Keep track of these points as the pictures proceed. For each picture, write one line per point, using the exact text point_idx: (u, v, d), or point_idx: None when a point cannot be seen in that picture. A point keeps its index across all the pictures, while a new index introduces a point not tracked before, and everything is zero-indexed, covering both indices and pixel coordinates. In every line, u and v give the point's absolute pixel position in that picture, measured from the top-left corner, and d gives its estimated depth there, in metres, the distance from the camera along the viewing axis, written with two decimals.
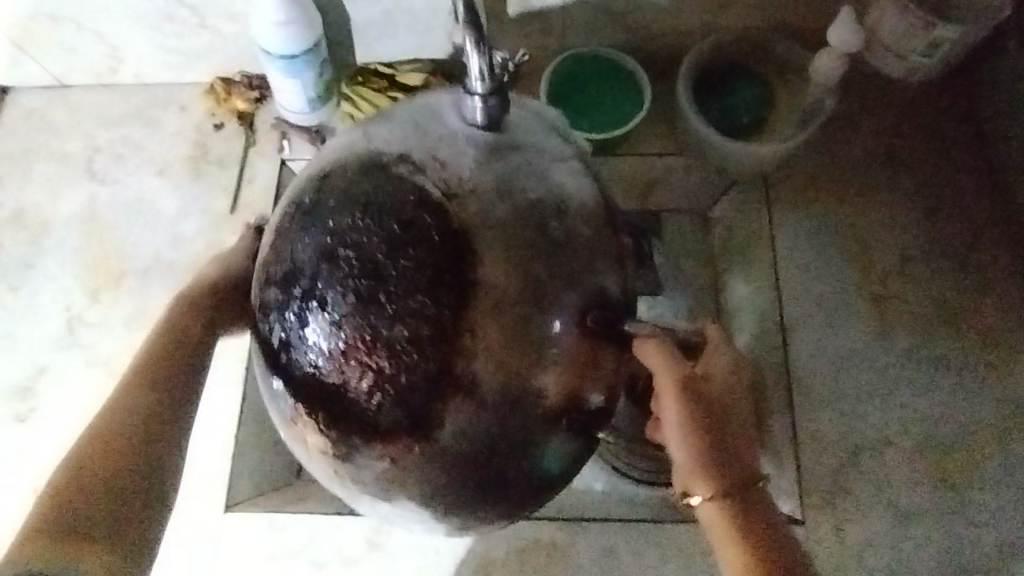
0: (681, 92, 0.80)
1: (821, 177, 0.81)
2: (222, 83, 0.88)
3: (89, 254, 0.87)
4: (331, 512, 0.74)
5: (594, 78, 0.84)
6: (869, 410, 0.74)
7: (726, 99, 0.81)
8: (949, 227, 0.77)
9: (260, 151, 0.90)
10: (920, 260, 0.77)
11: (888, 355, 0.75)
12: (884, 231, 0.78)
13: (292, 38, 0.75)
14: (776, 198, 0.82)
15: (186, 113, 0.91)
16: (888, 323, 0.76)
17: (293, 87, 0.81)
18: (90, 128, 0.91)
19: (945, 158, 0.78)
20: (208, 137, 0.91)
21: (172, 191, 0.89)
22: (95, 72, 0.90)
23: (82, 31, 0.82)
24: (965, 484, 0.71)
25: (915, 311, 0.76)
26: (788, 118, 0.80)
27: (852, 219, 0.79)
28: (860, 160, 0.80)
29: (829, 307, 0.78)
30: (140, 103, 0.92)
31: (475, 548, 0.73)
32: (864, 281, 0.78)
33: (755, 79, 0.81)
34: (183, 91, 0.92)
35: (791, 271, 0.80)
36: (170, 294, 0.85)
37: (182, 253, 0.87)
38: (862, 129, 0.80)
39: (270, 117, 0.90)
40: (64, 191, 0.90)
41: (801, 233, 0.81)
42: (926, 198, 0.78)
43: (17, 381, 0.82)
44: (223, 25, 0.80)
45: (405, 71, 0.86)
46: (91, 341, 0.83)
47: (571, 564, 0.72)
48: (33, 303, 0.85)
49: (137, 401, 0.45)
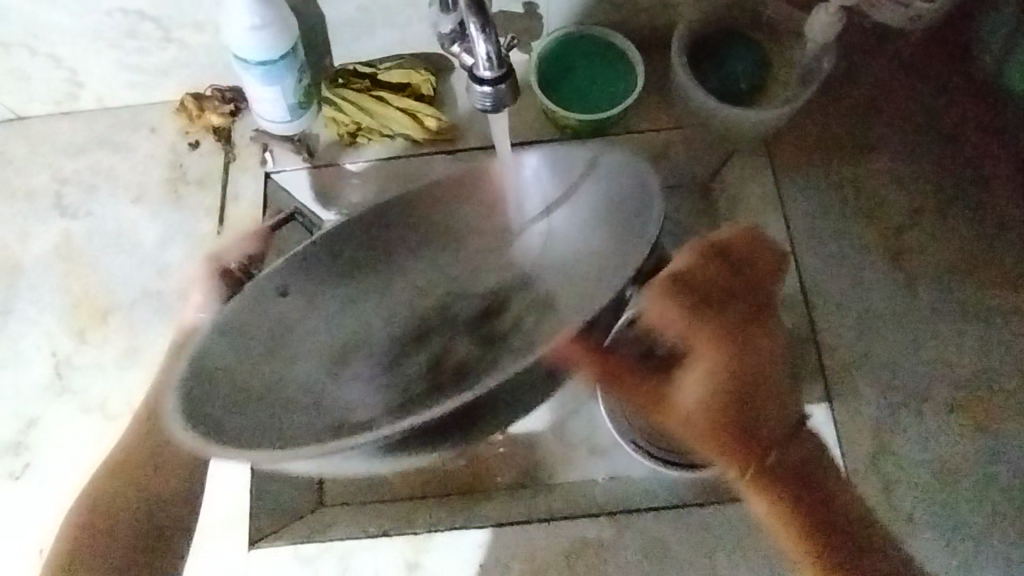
0: (677, 65, 0.77)
1: (823, 135, 0.80)
2: (191, 99, 0.83)
3: (69, 293, 0.81)
4: (367, 537, 0.70)
5: (584, 59, 0.81)
6: (899, 367, 0.73)
7: (721, 66, 0.79)
8: (960, 180, 0.76)
9: (241, 167, 0.85)
10: (931, 213, 0.76)
11: (914, 310, 0.74)
12: (893, 188, 0.78)
13: (267, 42, 0.70)
14: (779, 159, 0.81)
15: (158, 134, 0.86)
16: (911, 276, 0.75)
17: (272, 96, 0.76)
18: (55, 159, 0.86)
19: (947, 108, 0.76)
20: (183, 157, 0.86)
21: (151, 218, 0.84)
22: (54, 99, 0.84)
23: (37, 57, 0.76)
24: (1007, 426, 0.70)
25: (932, 257, 0.75)
26: (786, 79, 0.79)
27: (860, 178, 0.78)
28: (863, 114, 0.79)
29: (847, 267, 0.77)
30: (106, 128, 0.86)
31: (520, 556, 0.70)
32: (877, 238, 0.77)
33: (748, 43, 0.79)
34: (150, 111, 0.87)
35: (806, 231, 0.78)
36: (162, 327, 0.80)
37: (170, 281, 0.82)
38: (867, 79, 0.78)
39: (247, 129, 0.86)
40: (34, 228, 0.84)
41: (808, 194, 0.80)
42: (931, 152, 0.77)
43: (6, 437, 0.76)
44: (190, 36, 0.76)
45: (386, 69, 0.82)
46: (83, 386, 0.78)
47: (621, 560, 0.70)
48: (14, 352, 0.79)
49: (158, 478, 0.65)
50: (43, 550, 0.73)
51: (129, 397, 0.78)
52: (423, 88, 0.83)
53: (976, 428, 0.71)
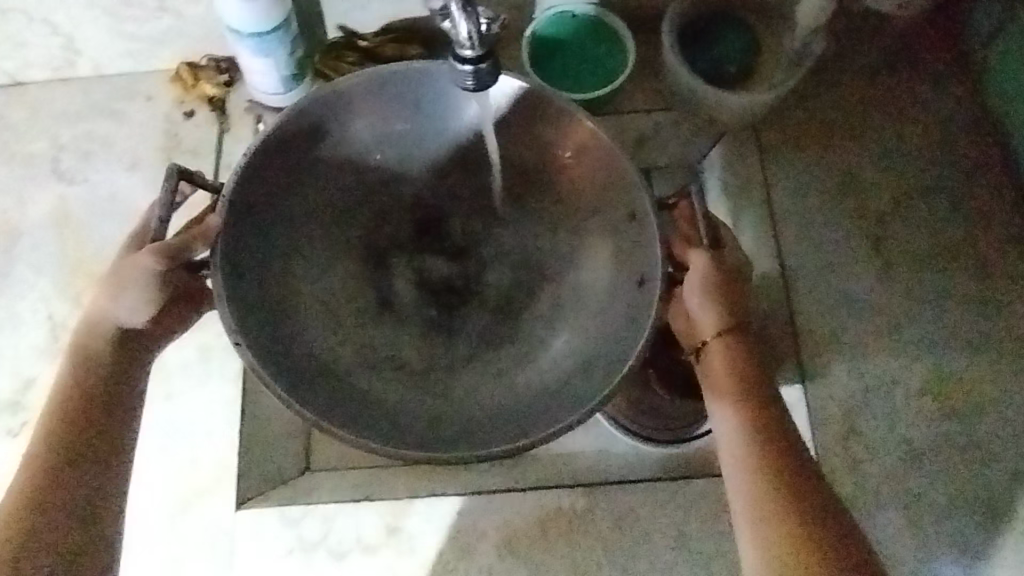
0: (668, 46, 0.77)
1: (812, 121, 0.81)
2: (186, 69, 0.84)
3: (65, 257, 0.83)
4: (350, 501, 0.72)
5: (577, 39, 0.81)
6: (875, 352, 0.74)
7: (713, 48, 0.79)
8: (949, 168, 0.77)
9: (234, 136, 0.86)
10: (915, 200, 0.77)
11: (894, 294, 0.76)
12: (879, 174, 0.79)
13: (258, 16, 0.71)
14: (767, 144, 0.82)
15: (153, 103, 0.87)
16: (891, 261, 0.76)
17: (264, 68, 0.77)
18: (52, 126, 0.87)
19: (934, 98, 0.79)
20: (178, 126, 0.87)
21: (146, 185, 0.85)
22: (51, 66, 0.85)
23: (34, 24, 0.77)
24: (978, 413, 0.71)
25: (915, 243, 0.76)
26: (775, 63, 0.79)
27: (845, 164, 0.79)
28: (846, 102, 0.80)
29: (828, 251, 0.78)
30: (103, 96, 0.87)
31: (496, 524, 0.72)
32: (860, 223, 0.78)
33: (739, 26, 0.79)
34: (146, 79, 0.87)
35: (788, 216, 0.79)
36: None
37: None
38: (856, 69, 0.80)
39: (242, 99, 0.87)
40: (32, 193, 0.85)
41: (794, 179, 0.80)
42: (921, 141, 0.78)
43: (5, 395, 0.79)
44: (185, 7, 0.76)
45: (378, 42, 0.81)
46: None
47: (594, 530, 0.72)
48: (12, 314, 0.81)
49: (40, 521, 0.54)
50: None
51: None
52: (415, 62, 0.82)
53: (946, 411, 0.72)
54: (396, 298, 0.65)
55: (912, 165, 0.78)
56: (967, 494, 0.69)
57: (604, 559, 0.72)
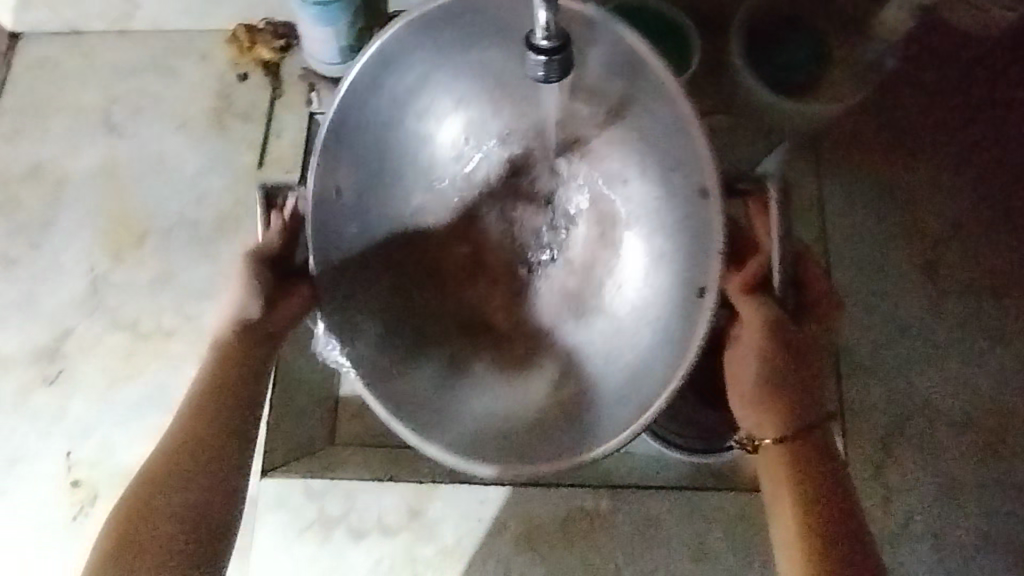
0: (737, 50, 0.77)
1: (873, 138, 0.78)
2: (244, 31, 0.84)
3: (110, 211, 0.83)
4: (373, 480, 0.73)
5: (642, 31, 0.78)
6: (917, 379, 0.73)
7: (780, 54, 0.77)
8: (1003, 201, 0.78)
9: (287, 104, 0.84)
10: (969, 228, 0.77)
11: (942, 321, 0.75)
12: (938, 198, 0.77)
13: None
14: (826, 158, 0.79)
15: (207, 63, 0.87)
16: (941, 288, 0.76)
17: (324, 36, 0.77)
18: (106, 78, 0.87)
19: (999, 126, 0.78)
20: (230, 88, 0.86)
21: (194, 146, 0.85)
22: None
23: None
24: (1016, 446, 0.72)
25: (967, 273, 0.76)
26: (845, 75, 0.77)
27: (903, 185, 0.78)
28: (913, 121, 0.78)
29: (877, 274, 0.76)
30: (159, 52, 0.87)
31: (517, 515, 0.71)
32: (913, 246, 0.77)
33: (810, 32, 0.77)
34: (203, 39, 0.87)
35: (841, 230, 0.77)
36: (196, 255, 0.82)
37: (208, 210, 0.83)
38: (926, 86, 0.78)
39: (296, 67, 0.84)
40: (81, 144, 0.86)
41: (849, 196, 0.78)
42: (977, 171, 0.78)
43: (43, 343, 0.80)
44: None
45: None
46: (117, 303, 0.81)
47: (615, 534, 0.71)
48: (54, 264, 0.82)
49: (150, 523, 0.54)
50: (70, 454, 0.77)
51: (159, 319, 0.80)
52: None
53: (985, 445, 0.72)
54: (439, 283, 0.64)
55: (962, 190, 0.78)
56: (982, 528, 0.70)
57: (621, 563, 0.71)
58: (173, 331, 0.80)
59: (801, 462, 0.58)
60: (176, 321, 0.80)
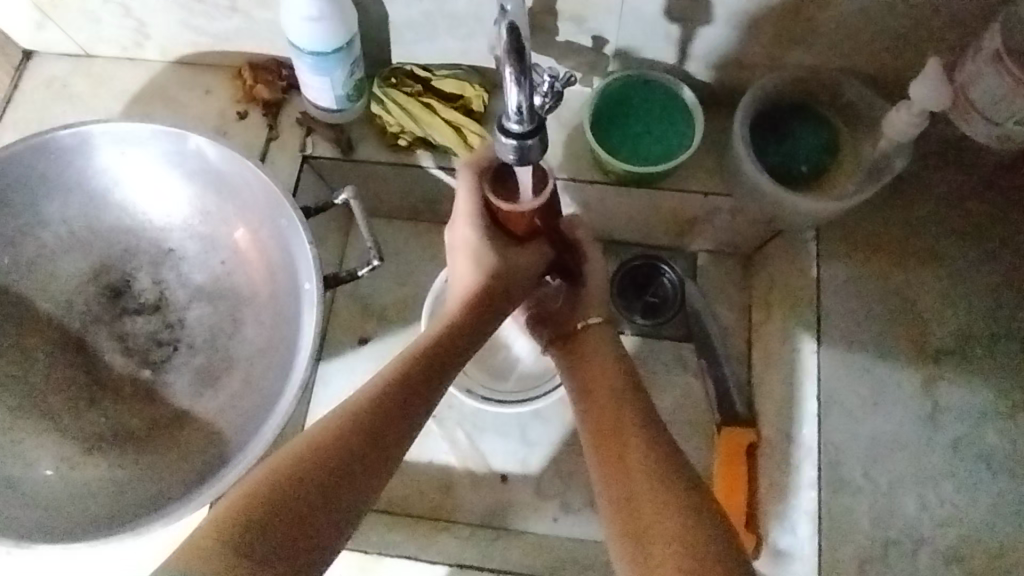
0: (739, 128, 0.74)
1: (881, 240, 0.76)
2: (247, 70, 0.86)
3: (68, 254, 0.76)
4: None
5: (650, 108, 0.78)
6: (932, 494, 0.67)
7: (784, 143, 0.77)
8: (1004, 290, 0.72)
9: (282, 144, 0.85)
10: (983, 335, 0.71)
11: (963, 432, 0.68)
12: (943, 304, 0.73)
13: (323, 35, 0.71)
14: (827, 253, 0.76)
15: (210, 98, 0.87)
16: (937, 408, 0.70)
17: (322, 86, 0.77)
18: (107, 98, 0.88)
19: (1007, 210, 0.74)
20: (229, 125, 0.87)
21: None
22: (121, 44, 0.87)
23: (108, 3, 0.81)
24: None
25: (983, 376, 0.69)
26: (849, 168, 0.76)
27: (900, 286, 0.74)
28: (926, 223, 0.76)
29: (871, 379, 0.72)
30: (163, 83, 0.88)
31: None
32: (914, 360, 0.71)
33: (814, 122, 0.77)
34: (210, 74, 0.88)
35: (838, 327, 0.74)
36: (149, 308, 0.77)
37: (156, 269, 0.78)
38: (932, 190, 0.76)
39: (296, 111, 0.86)
40: None
41: (851, 299, 0.75)
42: (961, 264, 0.73)
43: None
44: (254, 11, 0.78)
45: (441, 77, 0.81)
46: (81, 361, 0.75)
47: None
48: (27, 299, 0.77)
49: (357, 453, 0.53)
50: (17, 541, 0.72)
51: (114, 379, 0.75)
52: (474, 104, 0.81)
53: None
54: (283, 365, 0.71)
55: (933, 294, 0.73)
56: None
57: None
58: (121, 395, 0.74)
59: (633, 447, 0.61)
60: (130, 379, 0.75)
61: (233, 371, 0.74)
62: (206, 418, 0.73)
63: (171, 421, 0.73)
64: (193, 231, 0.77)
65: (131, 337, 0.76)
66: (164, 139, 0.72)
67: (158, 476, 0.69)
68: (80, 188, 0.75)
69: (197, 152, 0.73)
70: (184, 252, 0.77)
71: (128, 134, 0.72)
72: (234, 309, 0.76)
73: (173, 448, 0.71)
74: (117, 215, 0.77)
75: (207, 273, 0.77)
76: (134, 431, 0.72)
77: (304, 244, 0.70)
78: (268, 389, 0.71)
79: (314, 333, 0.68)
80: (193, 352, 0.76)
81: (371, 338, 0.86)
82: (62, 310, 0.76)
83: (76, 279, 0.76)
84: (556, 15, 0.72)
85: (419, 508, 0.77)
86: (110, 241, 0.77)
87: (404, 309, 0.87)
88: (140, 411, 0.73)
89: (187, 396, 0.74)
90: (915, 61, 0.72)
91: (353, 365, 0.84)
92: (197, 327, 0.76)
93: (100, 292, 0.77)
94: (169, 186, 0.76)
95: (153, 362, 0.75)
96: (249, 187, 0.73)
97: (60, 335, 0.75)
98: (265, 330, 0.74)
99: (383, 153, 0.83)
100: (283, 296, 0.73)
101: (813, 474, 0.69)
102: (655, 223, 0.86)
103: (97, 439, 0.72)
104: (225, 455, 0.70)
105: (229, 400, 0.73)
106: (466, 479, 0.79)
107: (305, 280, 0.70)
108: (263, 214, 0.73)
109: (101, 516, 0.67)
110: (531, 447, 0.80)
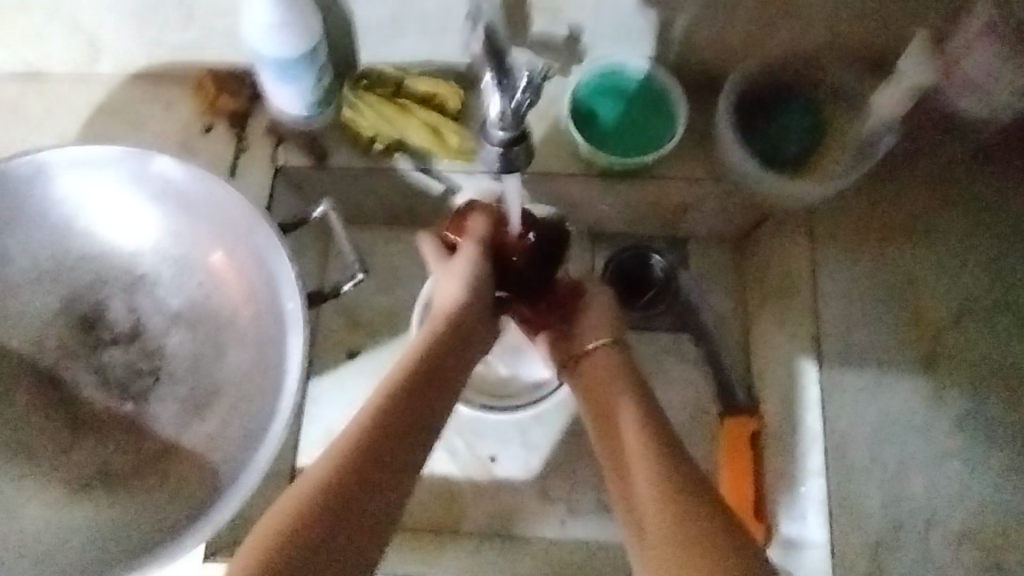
0: (724, 114, 0.73)
1: (872, 218, 0.75)
2: (209, 81, 0.82)
3: (32, 288, 0.72)
4: None
5: (631, 96, 0.76)
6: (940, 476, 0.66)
7: (773, 125, 0.75)
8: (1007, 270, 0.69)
9: (252, 158, 0.81)
10: (979, 312, 0.69)
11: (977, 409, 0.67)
12: (943, 282, 0.71)
13: (286, 41, 0.68)
14: (820, 233, 0.76)
15: (173, 112, 0.83)
16: (940, 385, 0.68)
17: (289, 94, 0.74)
18: (62, 120, 0.84)
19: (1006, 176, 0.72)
20: (195, 139, 0.83)
21: None
22: (73, 61, 0.83)
23: (56, 20, 0.76)
24: None
25: (981, 349, 0.67)
26: (839, 146, 0.74)
27: (896, 265, 0.73)
28: (915, 198, 0.75)
29: (875, 363, 0.70)
30: (122, 99, 0.84)
31: None
32: (915, 342, 0.70)
33: (800, 101, 0.75)
34: (170, 87, 0.84)
35: (834, 310, 0.73)
36: (124, 339, 0.74)
37: (127, 297, 0.74)
38: (921, 166, 0.75)
39: (265, 121, 0.83)
40: None
41: (847, 279, 0.74)
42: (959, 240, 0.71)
43: None
44: (212, 19, 0.75)
45: (413, 76, 0.78)
46: (58, 399, 0.72)
47: None
48: None
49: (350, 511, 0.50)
50: None
51: (92, 416, 0.71)
52: (450, 103, 0.78)
53: None
54: (269, 389, 0.68)
55: (928, 268, 0.72)
56: None
57: None
58: (101, 432, 0.71)
59: (660, 438, 0.60)
60: (110, 415, 0.72)
61: (218, 399, 0.71)
62: (193, 450, 0.70)
63: (157, 456, 0.70)
64: (163, 255, 0.74)
65: (109, 370, 0.73)
66: (128, 161, 0.69)
67: (148, 515, 0.67)
68: (40, 218, 0.71)
69: (163, 174, 0.70)
70: (157, 278, 0.74)
71: (90, 159, 0.69)
72: (214, 334, 0.73)
73: (161, 484, 0.68)
74: (81, 243, 0.73)
75: (184, 298, 0.74)
76: (118, 469, 0.69)
77: (282, 263, 0.67)
78: (256, 415, 0.68)
79: (300, 354, 0.66)
80: (175, 382, 0.73)
81: (360, 351, 0.83)
82: (33, 348, 0.72)
83: (44, 314, 0.73)
84: (532, 7, 0.69)
85: (422, 521, 0.75)
86: (77, 271, 0.73)
87: (391, 320, 0.84)
88: (123, 448, 0.70)
89: (171, 429, 0.71)
90: (900, 34, 0.71)
91: (343, 380, 0.82)
92: (177, 355, 0.73)
93: (71, 325, 0.73)
94: (135, 210, 0.72)
95: (134, 395, 0.72)
96: (220, 205, 0.70)
97: (33, 374, 0.72)
98: (249, 354, 0.71)
99: (359, 158, 0.80)
100: (263, 317, 0.70)
101: (818, 460, 0.69)
102: (644, 213, 0.84)
103: (81, 479, 0.69)
104: (215, 489, 0.67)
105: (216, 429, 0.70)
106: (468, 489, 0.77)
107: (291, 307, 0.67)
108: (237, 233, 0.70)
109: (90, 561, 0.64)
110: (532, 451, 0.78)
